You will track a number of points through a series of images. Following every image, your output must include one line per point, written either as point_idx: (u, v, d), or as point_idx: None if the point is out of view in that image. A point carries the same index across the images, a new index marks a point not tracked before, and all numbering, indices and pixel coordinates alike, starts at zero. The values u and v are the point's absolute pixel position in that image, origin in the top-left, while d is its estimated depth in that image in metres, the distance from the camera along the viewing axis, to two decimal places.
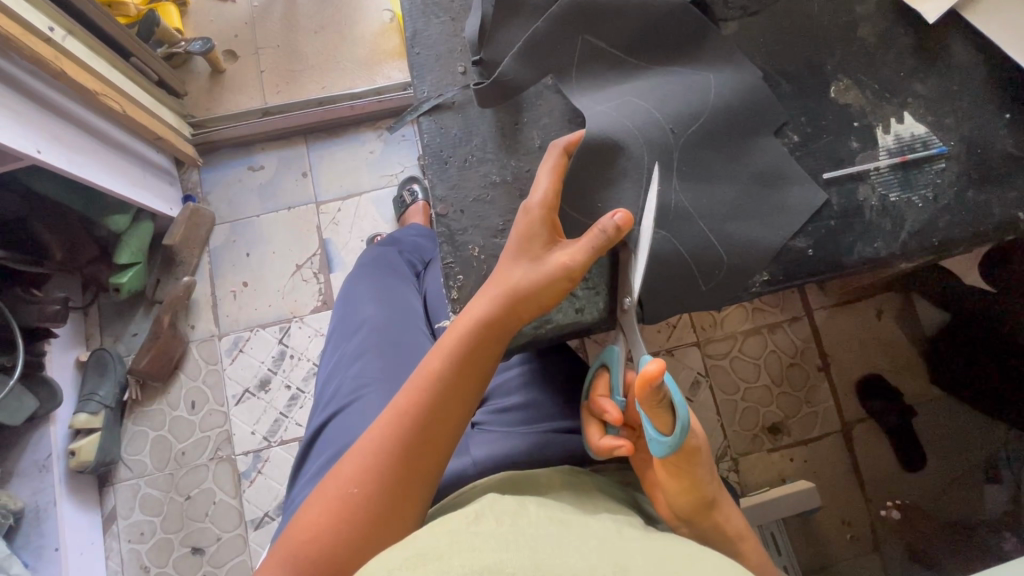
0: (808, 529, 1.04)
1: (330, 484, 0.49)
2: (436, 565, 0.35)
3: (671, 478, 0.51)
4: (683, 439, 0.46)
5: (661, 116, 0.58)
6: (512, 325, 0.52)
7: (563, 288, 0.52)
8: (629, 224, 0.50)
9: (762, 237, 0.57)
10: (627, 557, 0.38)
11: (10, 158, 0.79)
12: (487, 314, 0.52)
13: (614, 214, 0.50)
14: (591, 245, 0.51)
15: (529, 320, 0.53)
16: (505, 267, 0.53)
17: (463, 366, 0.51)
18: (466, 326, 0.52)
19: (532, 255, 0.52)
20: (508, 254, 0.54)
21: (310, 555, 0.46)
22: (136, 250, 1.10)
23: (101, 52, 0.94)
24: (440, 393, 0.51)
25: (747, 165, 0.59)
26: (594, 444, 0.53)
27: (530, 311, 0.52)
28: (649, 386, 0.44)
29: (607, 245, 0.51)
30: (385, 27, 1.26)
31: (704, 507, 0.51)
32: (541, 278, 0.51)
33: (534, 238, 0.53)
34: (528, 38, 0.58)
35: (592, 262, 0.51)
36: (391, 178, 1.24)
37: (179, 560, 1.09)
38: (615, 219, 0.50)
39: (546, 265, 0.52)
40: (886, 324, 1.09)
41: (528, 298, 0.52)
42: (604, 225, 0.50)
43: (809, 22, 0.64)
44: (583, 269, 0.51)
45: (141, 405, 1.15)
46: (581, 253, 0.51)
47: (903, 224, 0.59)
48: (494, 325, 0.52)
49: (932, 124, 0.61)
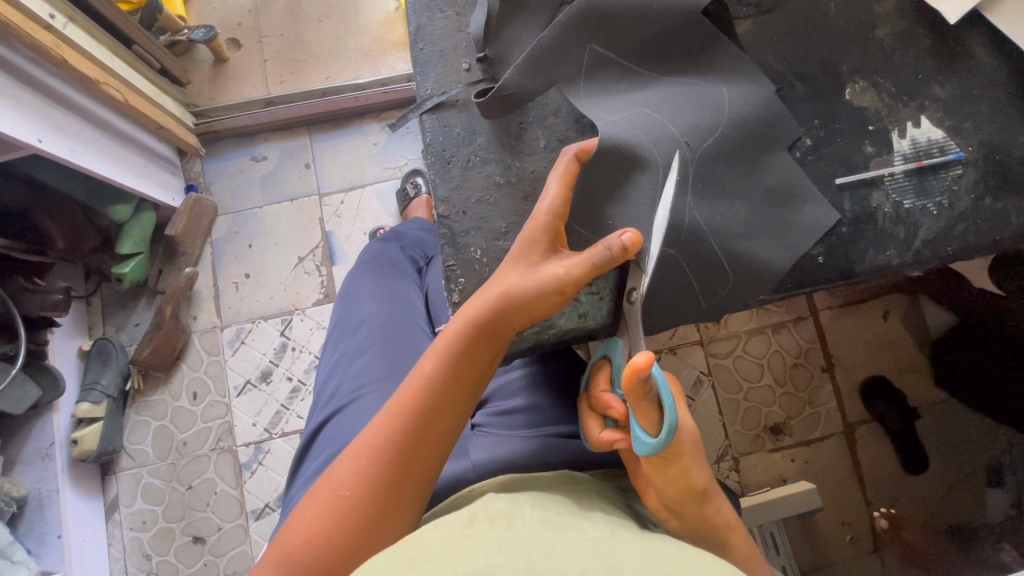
0: (809, 530, 1.03)
1: (323, 486, 0.48)
2: (428, 568, 0.34)
3: (660, 468, 0.50)
4: (668, 442, 0.46)
5: (675, 130, 0.56)
6: (507, 329, 0.51)
7: (559, 299, 0.51)
8: (637, 245, 0.48)
9: (773, 255, 0.56)
10: (622, 560, 0.37)
11: (11, 147, 0.78)
12: (479, 318, 0.50)
13: (622, 233, 0.49)
14: (592, 260, 0.49)
15: (525, 327, 0.52)
16: (502, 271, 0.52)
17: (458, 369, 0.51)
18: (459, 328, 0.51)
19: (528, 262, 0.51)
20: (508, 257, 0.53)
21: (302, 559, 0.46)
22: (138, 240, 1.09)
23: (102, 38, 0.92)
24: (435, 396, 0.50)
25: (760, 182, 0.58)
26: (592, 437, 0.53)
27: (524, 317, 0.51)
28: (637, 378, 0.44)
29: (611, 263, 0.49)
30: (390, 16, 1.25)
31: (693, 499, 0.50)
32: (535, 286, 0.50)
33: (535, 245, 0.52)
34: (530, 52, 0.57)
35: (591, 277, 0.50)
36: (394, 171, 1.23)
37: (180, 548, 1.09)
38: (622, 239, 0.48)
39: (544, 272, 0.50)
40: (892, 325, 1.07)
41: (524, 306, 0.50)
42: (610, 243, 0.48)
43: (825, 20, 0.62)
44: (580, 283, 0.50)
45: (145, 395, 1.15)
46: (579, 266, 0.49)
47: (916, 232, 0.58)
48: (488, 329, 0.51)
49: (950, 129, 0.60)
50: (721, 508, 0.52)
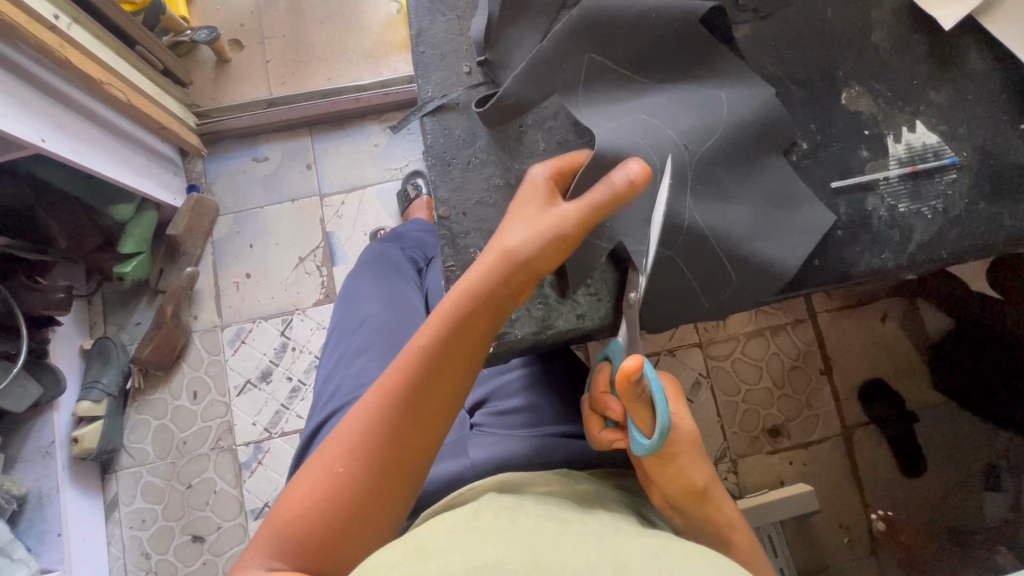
0: (806, 532, 1.04)
1: (316, 462, 0.49)
2: (438, 561, 0.35)
3: (657, 467, 0.51)
4: (662, 444, 0.46)
5: (675, 134, 0.57)
6: (503, 296, 0.51)
7: (558, 248, 0.51)
8: (643, 180, 0.46)
9: (777, 256, 0.56)
10: (626, 555, 0.37)
11: (14, 146, 0.78)
12: (475, 287, 0.51)
13: (626, 167, 0.47)
14: (595, 203, 0.48)
15: (522, 292, 0.52)
16: (501, 234, 0.52)
17: (452, 342, 0.51)
18: (454, 299, 0.51)
19: (527, 220, 0.52)
20: (506, 220, 0.53)
21: (295, 535, 0.46)
22: (140, 240, 1.10)
23: (105, 38, 0.92)
24: (429, 367, 0.50)
25: (759, 185, 0.58)
26: (595, 438, 0.54)
27: (522, 275, 0.51)
28: (627, 380, 0.45)
29: (615, 203, 0.48)
30: (391, 18, 1.26)
31: (693, 496, 0.51)
32: (536, 239, 0.50)
33: (534, 207, 0.52)
34: (529, 62, 0.58)
35: (594, 220, 0.50)
36: (396, 171, 1.24)
37: (180, 547, 1.10)
38: (628, 171, 0.46)
39: (543, 227, 0.50)
40: (890, 328, 1.08)
41: (523, 260, 0.51)
42: (613, 178, 0.47)
43: (822, 26, 0.63)
44: (582, 225, 0.50)
45: (145, 394, 1.16)
46: (582, 210, 0.49)
47: (911, 235, 0.58)
48: (484, 299, 0.51)
49: (944, 134, 0.60)
50: (722, 506, 0.53)
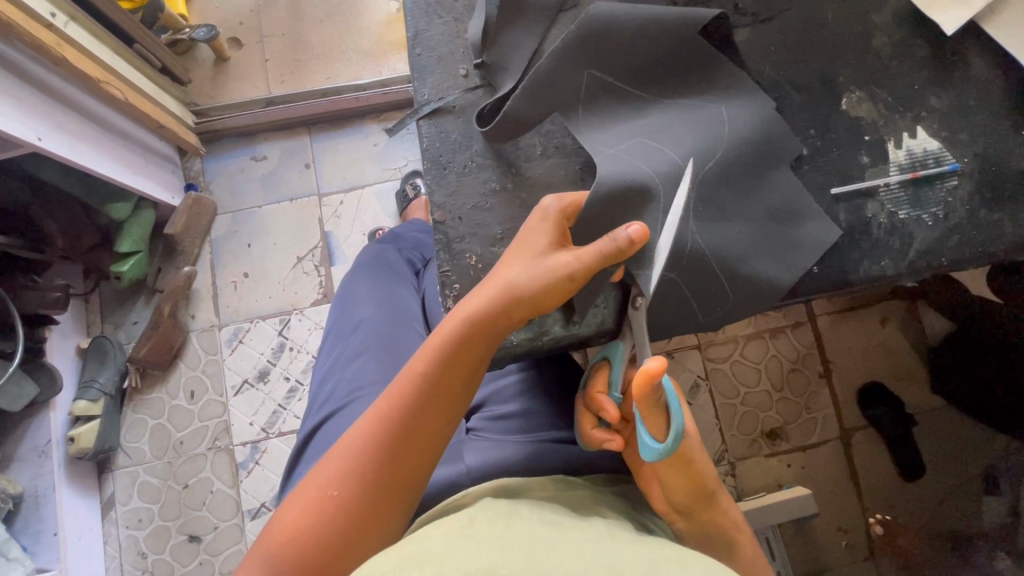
0: (804, 535, 1.03)
1: (310, 485, 0.48)
2: (432, 567, 0.34)
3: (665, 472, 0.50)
4: (676, 446, 0.46)
5: (675, 155, 0.56)
6: (502, 328, 0.51)
7: (561, 290, 0.50)
8: (642, 238, 0.49)
9: (776, 274, 0.56)
10: (621, 560, 0.37)
11: (10, 145, 0.78)
12: (475, 315, 0.50)
13: (629, 226, 0.49)
14: (601, 251, 0.49)
15: (520, 323, 0.52)
16: (503, 267, 0.52)
17: (449, 367, 0.50)
18: (453, 327, 0.50)
19: (530, 255, 0.51)
20: (509, 252, 0.53)
21: (289, 558, 0.46)
22: (137, 239, 1.09)
23: (102, 36, 0.92)
24: (426, 395, 0.50)
25: (762, 201, 0.57)
26: (586, 434, 0.55)
27: (521, 310, 0.51)
28: (649, 383, 0.43)
29: (617, 255, 0.49)
30: (391, 18, 1.25)
31: (703, 499, 0.51)
32: (538, 277, 0.50)
33: (538, 243, 0.52)
34: (530, 77, 0.57)
35: (599, 267, 0.50)
36: (395, 171, 1.23)
37: (176, 547, 1.10)
38: (629, 230, 0.49)
39: (548, 265, 0.50)
40: (890, 333, 1.07)
41: (524, 297, 0.50)
42: (618, 234, 0.49)
43: (823, 30, 0.62)
44: (586, 272, 0.50)
45: (142, 393, 1.15)
46: (588, 256, 0.49)
47: (911, 242, 0.58)
48: (482, 327, 0.50)
49: (945, 140, 0.60)
50: (726, 507, 0.53)
